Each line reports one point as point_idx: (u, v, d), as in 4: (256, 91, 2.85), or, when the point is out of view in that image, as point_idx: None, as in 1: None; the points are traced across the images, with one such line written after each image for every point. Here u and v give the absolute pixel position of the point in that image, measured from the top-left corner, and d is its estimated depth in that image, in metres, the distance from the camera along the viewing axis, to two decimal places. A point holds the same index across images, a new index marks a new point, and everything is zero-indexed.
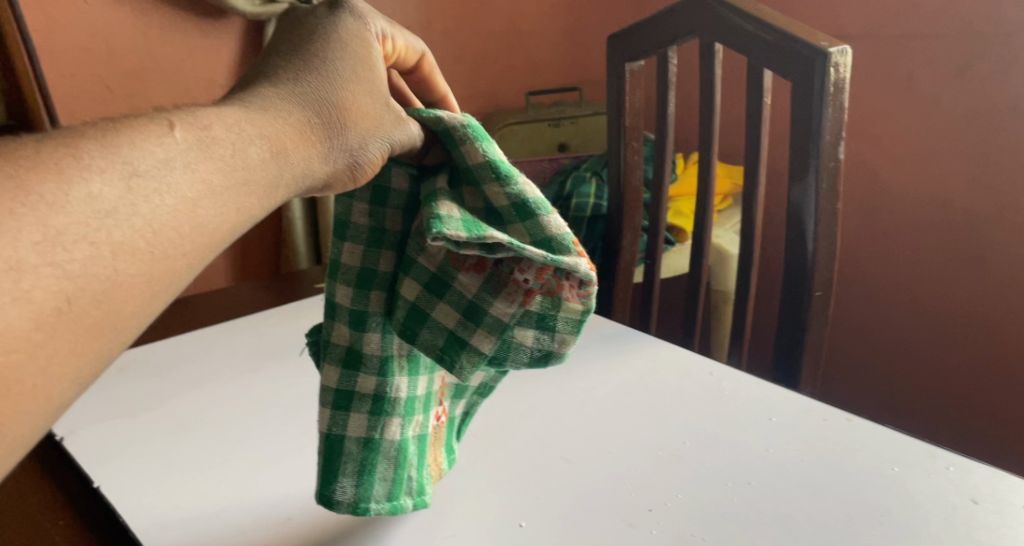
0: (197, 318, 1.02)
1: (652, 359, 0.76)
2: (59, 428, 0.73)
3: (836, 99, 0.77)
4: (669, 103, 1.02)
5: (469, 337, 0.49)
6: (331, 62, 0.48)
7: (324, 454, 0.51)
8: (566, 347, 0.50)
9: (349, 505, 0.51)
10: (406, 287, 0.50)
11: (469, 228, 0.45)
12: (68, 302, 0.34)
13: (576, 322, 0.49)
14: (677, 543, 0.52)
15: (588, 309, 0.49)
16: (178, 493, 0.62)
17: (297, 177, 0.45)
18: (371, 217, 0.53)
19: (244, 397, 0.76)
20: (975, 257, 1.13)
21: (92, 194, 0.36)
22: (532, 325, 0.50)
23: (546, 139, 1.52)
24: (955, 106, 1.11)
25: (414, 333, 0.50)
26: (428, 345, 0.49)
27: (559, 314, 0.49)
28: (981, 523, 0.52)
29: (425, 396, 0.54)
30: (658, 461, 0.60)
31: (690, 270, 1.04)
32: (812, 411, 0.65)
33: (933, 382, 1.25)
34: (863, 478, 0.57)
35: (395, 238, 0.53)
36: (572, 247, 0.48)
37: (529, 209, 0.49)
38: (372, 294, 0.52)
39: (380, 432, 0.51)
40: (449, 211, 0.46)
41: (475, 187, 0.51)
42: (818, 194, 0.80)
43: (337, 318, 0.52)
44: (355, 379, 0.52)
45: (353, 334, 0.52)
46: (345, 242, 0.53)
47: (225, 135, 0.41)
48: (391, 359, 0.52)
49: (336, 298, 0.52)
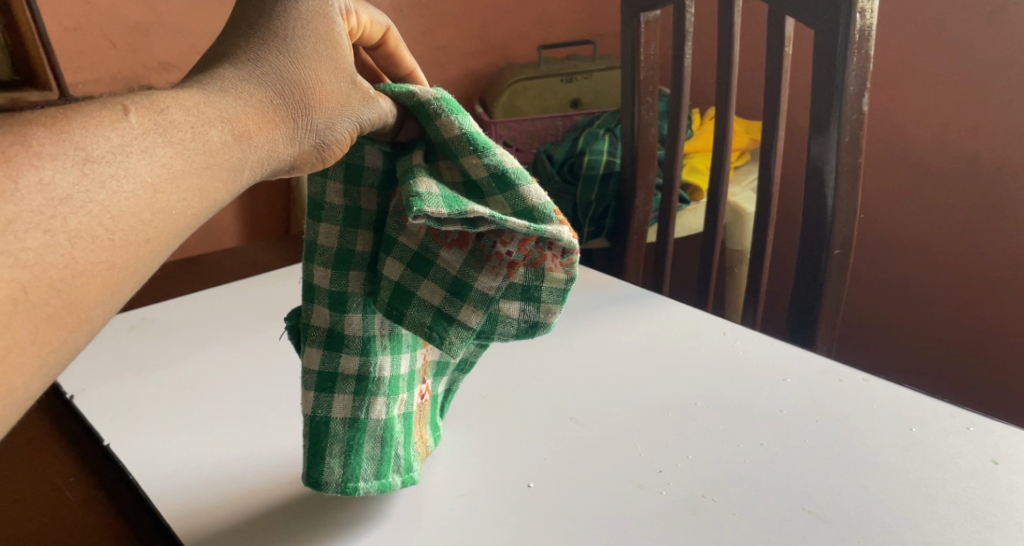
0: (205, 275, 1.01)
1: (666, 319, 0.75)
2: (67, 387, 0.72)
3: (861, 47, 0.74)
4: (685, 55, 0.99)
5: (455, 313, 0.48)
6: (294, 39, 0.46)
7: (312, 433, 0.50)
8: (552, 317, 0.49)
9: (336, 485, 0.50)
10: (388, 267, 0.48)
11: (450, 204, 0.44)
12: (23, 291, 0.33)
13: (561, 291, 0.49)
14: (687, 504, 0.51)
15: (572, 278, 0.48)
16: (186, 451, 0.62)
17: (262, 161, 0.44)
18: (347, 198, 0.51)
19: (251, 357, 0.76)
20: (999, 214, 1.11)
21: (45, 182, 0.34)
22: (517, 297, 0.49)
23: (559, 96, 1.48)
24: (986, 56, 1.07)
25: (400, 313, 0.48)
26: (416, 323, 0.48)
27: (543, 284, 0.48)
28: (1002, 483, 0.51)
29: (409, 375, 0.53)
30: (668, 423, 0.59)
31: (705, 228, 1.02)
32: (829, 371, 0.63)
33: (953, 341, 1.23)
34: (882, 439, 0.56)
35: (372, 218, 0.51)
36: (554, 216, 0.47)
37: (508, 180, 0.48)
38: (351, 274, 0.50)
39: (367, 411, 0.50)
40: (428, 188, 0.45)
41: (452, 161, 0.49)
42: (839, 148, 0.77)
43: (317, 299, 0.51)
44: (338, 359, 0.50)
45: (333, 307, 0.50)
46: (320, 223, 0.51)
47: (181, 115, 0.40)
48: (373, 339, 0.51)
49: (315, 276, 0.51)
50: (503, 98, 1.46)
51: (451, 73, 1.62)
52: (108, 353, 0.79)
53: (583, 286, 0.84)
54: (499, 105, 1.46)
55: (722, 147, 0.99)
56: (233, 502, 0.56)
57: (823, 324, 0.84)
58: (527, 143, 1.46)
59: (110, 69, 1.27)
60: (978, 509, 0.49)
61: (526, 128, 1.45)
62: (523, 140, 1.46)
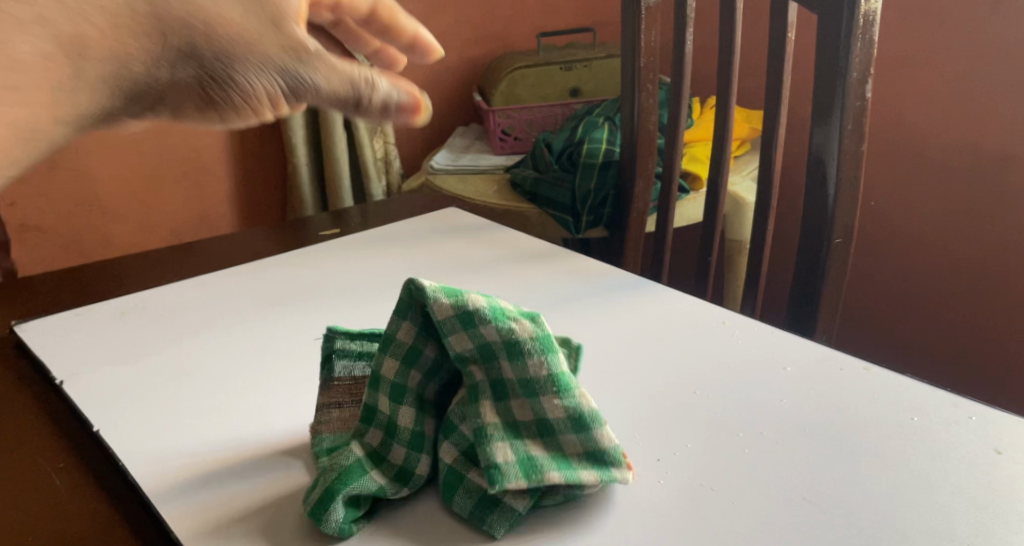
0: (199, 259, 1.00)
1: (664, 307, 0.74)
2: (58, 372, 0.72)
3: (865, 32, 0.73)
4: (686, 43, 0.98)
5: (460, 440, 0.53)
6: None
7: (332, 481, 0.50)
8: (561, 495, 0.51)
9: (337, 525, 0.49)
10: (416, 380, 0.54)
11: (457, 310, 0.53)
12: None
13: (570, 469, 0.50)
14: (685, 493, 0.51)
15: (596, 471, 0.50)
16: (178, 436, 0.61)
17: (92, 84, 0.43)
18: (417, 338, 0.54)
19: (244, 343, 0.75)
20: (1001, 204, 1.10)
21: None
22: (524, 465, 0.50)
23: (558, 84, 1.46)
24: (989, 45, 1.07)
25: (406, 419, 0.54)
26: (413, 426, 0.53)
27: (558, 464, 0.50)
28: (1005, 472, 0.50)
29: (422, 474, 0.53)
30: (666, 412, 0.58)
31: (705, 218, 1.01)
32: (830, 360, 0.63)
33: (954, 333, 1.22)
34: (883, 429, 0.55)
35: (433, 360, 0.54)
36: (589, 443, 0.51)
37: (554, 375, 0.52)
38: (403, 396, 0.54)
39: (387, 494, 0.51)
40: (445, 307, 0.53)
41: (511, 343, 0.53)
42: (842, 135, 0.77)
43: (390, 350, 0.54)
44: (365, 434, 0.54)
45: (398, 375, 0.54)
46: (390, 352, 0.54)
47: (18, 9, 0.39)
48: (395, 447, 0.53)
49: (398, 333, 0.55)
50: (502, 85, 1.45)
51: (450, 60, 1.61)
52: (100, 337, 0.78)
53: (581, 274, 0.83)
54: (498, 92, 1.46)
55: (723, 135, 0.98)
56: (224, 489, 0.55)
57: (825, 314, 0.83)
58: (526, 132, 1.46)
59: None
60: (979, 497, 0.48)
61: (525, 116, 1.46)
62: (521, 129, 1.46)
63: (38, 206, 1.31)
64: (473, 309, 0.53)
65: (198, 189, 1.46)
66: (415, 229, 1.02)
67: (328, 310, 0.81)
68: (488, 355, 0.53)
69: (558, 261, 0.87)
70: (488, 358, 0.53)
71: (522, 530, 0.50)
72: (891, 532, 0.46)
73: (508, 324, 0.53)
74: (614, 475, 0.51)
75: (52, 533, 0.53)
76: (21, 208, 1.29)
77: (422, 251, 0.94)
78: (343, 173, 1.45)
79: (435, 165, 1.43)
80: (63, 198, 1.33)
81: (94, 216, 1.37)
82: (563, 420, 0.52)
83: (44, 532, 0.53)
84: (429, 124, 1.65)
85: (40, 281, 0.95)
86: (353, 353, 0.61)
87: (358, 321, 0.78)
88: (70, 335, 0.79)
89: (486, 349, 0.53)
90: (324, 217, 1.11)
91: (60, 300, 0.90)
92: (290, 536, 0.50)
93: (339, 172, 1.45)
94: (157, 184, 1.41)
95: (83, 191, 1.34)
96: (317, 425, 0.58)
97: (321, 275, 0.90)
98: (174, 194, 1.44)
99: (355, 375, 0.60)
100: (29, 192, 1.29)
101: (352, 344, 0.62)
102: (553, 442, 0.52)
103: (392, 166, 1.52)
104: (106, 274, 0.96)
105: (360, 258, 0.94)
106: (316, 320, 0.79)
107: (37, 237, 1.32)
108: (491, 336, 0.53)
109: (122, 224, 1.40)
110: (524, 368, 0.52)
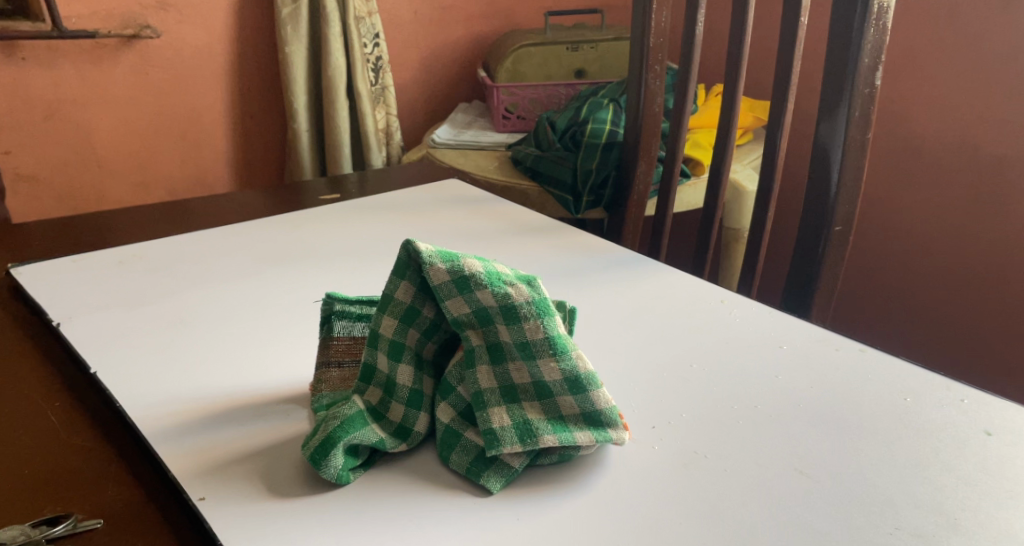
0: (198, 215, 0.99)
1: (664, 285, 0.74)
2: (55, 315, 0.71)
3: (878, 20, 0.74)
4: (697, 25, 0.97)
5: (454, 405, 0.54)
6: None
7: (334, 428, 0.51)
8: (552, 456, 0.51)
9: (336, 472, 0.49)
10: (411, 338, 0.54)
11: (452, 270, 0.53)
12: None
13: (561, 436, 0.51)
14: (679, 459, 0.52)
15: (590, 439, 0.51)
16: (174, 384, 0.61)
17: None
18: (412, 300, 0.54)
19: (245, 297, 0.75)
20: (997, 204, 1.12)
21: None
22: (515, 427, 0.51)
23: (564, 64, 1.47)
24: (997, 45, 1.08)
25: (397, 381, 0.54)
26: (405, 389, 0.54)
27: (548, 428, 0.51)
28: (994, 452, 0.51)
29: (425, 432, 0.54)
30: (664, 382, 0.59)
31: (705, 203, 1.02)
32: (826, 340, 0.64)
33: (947, 330, 1.24)
34: (875, 407, 0.56)
35: (428, 322, 0.54)
36: (587, 402, 0.52)
37: (544, 341, 0.52)
38: (402, 361, 0.54)
39: (386, 447, 0.52)
40: (438, 267, 0.52)
41: (504, 307, 0.52)
42: (849, 122, 0.78)
43: (389, 310, 0.54)
44: (365, 390, 0.55)
45: (397, 333, 0.54)
46: (385, 314, 0.54)
47: None
48: (392, 404, 0.54)
49: (396, 293, 0.54)
50: (507, 62, 1.45)
51: (454, 35, 1.62)
52: (97, 285, 0.78)
53: (582, 249, 0.83)
54: (503, 68, 1.46)
55: (728, 122, 0.98)
56: (223, 437, 0.55)
57: (820, 300, 0.83)
58: (530, 111, 1.45)
59: (106, 4, 1.27)
60: (969, 475, 0.49)
61: (530, 94, 1.45)
62: (525, 107, 1.45)
63: (34, 155, 1.30)
64: (469, 274, 0.53)
65: (195, 149, 1.45)
66: (417, 197, 1.02)
67: (329, 271, 0.80)
68: (485, 319, 0.53)
69: (559, 234, 0.87)
70: (485, 322, 0.53)
71: (515, 486, 0.50)
72: (882, 503, 0.47)
73: (504, 289, 0.53)
74: (611, 436, 0.52)
75: (49, 466, 0.53)
76: (16, 155, 1.28)
77: (423, 219, 0.94)
78: (344, 141, 1.45)
79: (437, 139, 1.43)
80: (59, 150, 1.32)
81: (90, 170, 1.36)
82: (561, 382, 0.52)
83: (40, 465, 0.53)
84: (432, 97, 1.65)
85: (35, 229, 0.94)
86: (352, 314, 0.60)
87: (358, 283, 0.78)
88: (66, 280, 0.79)
89: (483, 313, 0.53)
90: (323, 181, 1.11)
91: (55, 247, 0.89)
92: (288, 482, 0.51)
93: (339, 140, 1.44)
94: (155, 141, 1.40)
95: (80, 143, 1.33)
96: (316, 383, 0.58)
97: (322, 237, 0.90)
98: (172, 152, 1.43)
99: (355, 335, 0.60)
100: (24, 140, 1.28)
101: (352, 306, 0.60)
102: (551, 404, 0.52)
103: (393, 138, 1.52)
104: (102, 226, 0.95)
105: (360, 223, 0.93)
106: (314, 277, 0.79)
107: (31, 186, 1.31)
108: (488, 301, 0.52)
109: (118, 177, 1.39)
110: (522, 332, 0.52)
